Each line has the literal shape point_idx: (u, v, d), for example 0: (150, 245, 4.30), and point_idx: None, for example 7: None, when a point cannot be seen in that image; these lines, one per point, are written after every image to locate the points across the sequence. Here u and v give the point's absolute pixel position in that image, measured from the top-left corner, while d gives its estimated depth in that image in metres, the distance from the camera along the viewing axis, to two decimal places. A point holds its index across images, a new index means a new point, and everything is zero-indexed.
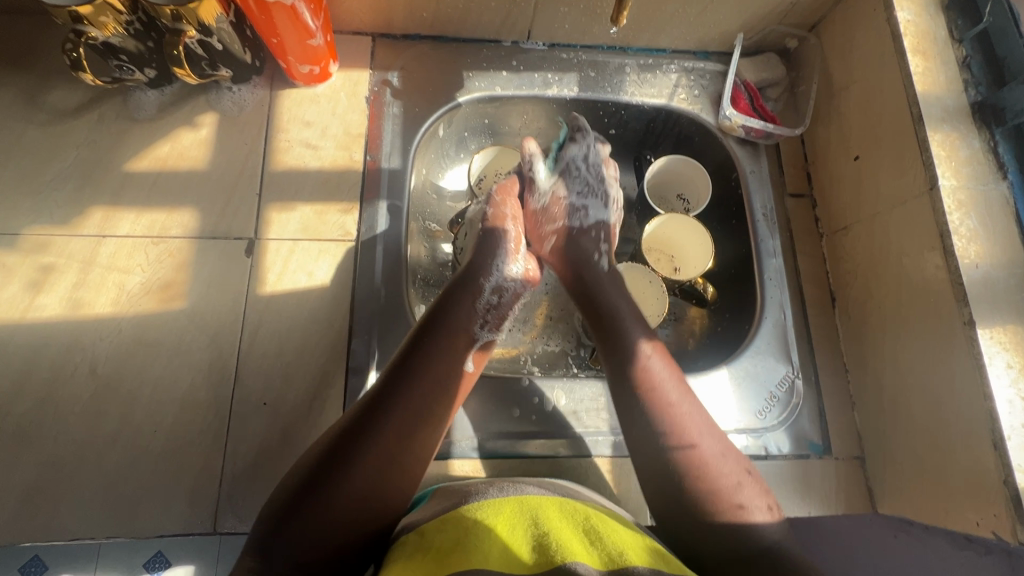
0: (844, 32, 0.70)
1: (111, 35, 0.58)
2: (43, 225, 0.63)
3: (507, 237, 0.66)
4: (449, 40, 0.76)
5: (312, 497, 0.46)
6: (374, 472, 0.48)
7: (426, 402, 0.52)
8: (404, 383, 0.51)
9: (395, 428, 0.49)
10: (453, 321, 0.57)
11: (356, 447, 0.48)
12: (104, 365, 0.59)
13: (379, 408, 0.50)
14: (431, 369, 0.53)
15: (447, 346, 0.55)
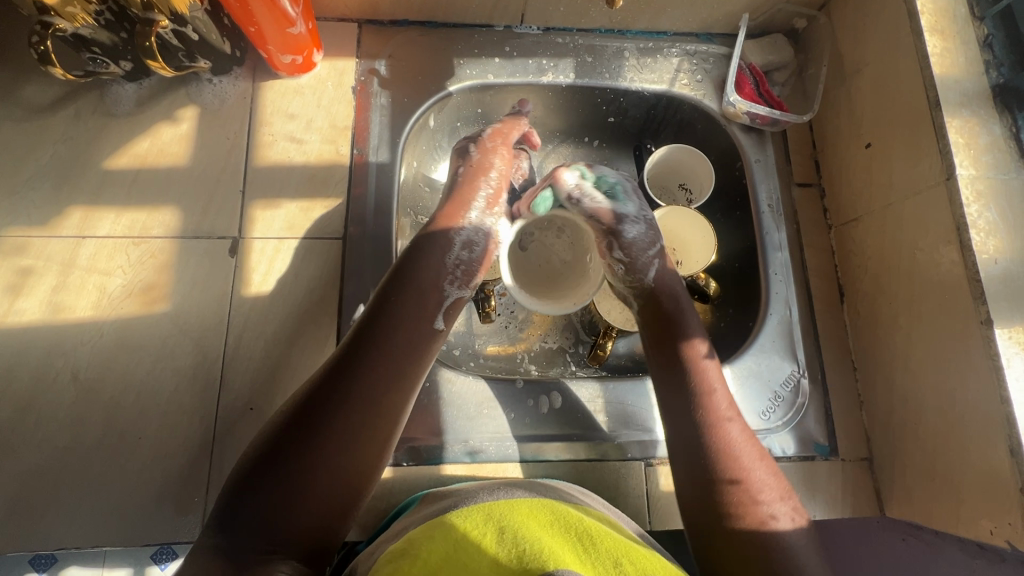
0: (856, 11, 0.66)
1: (81, 27, 0.55)
2: (20, 226, 0.61)
3: (485, 185, 0.64)
4: (439, 25, 0.73)
5: (268, 477, 0.44)
6: (334, 446, 0.46)
7: (384, 372, 0.50)
8: (370, 349, 0.50)
9: (353, 400, 0.48)
10: (417, 290, 0.55)
11: (313, 423, 0.46)
12: (87, 371, 0.58)
13: (336, 384, 0.48)
14: (387, 340, 0.51)
15: (406, 315, 0.53)
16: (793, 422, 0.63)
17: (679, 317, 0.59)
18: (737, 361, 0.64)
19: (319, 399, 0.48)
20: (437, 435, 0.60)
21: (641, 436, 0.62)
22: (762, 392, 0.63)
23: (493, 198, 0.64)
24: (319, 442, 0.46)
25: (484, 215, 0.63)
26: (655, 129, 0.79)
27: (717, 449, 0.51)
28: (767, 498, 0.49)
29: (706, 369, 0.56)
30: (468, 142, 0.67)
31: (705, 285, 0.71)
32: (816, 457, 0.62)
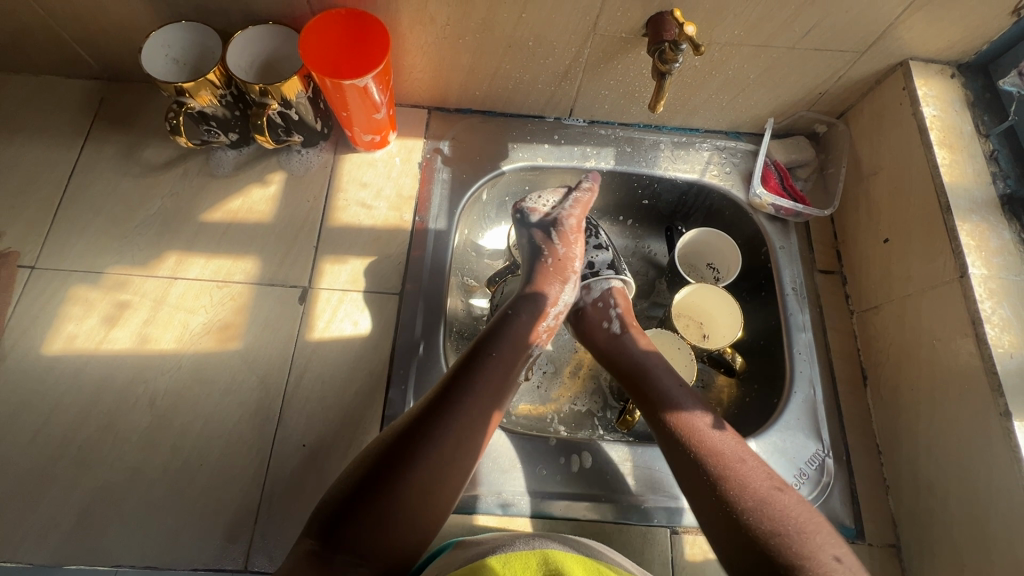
0: (872, 121, 0.74)
1: (206, 105, 0.66)
2: (124, 265, 0.70)
3: (570, 276, 0.73)
4: (497, 114, 0.83)
5: (365, 497, 0.49)
6: (427, 475, 0.51)
7: (477, 413, 0.56)
8: (463, 390, 0.56)
9: (447, 434, 0.53)
10: (510, 343, 0.63)
11: (412, 450, 0.52)
12: (162, 399, 0.64)
13: (429, 415, 0.54)
14: (480, 384, 0.57)
15: (502, 361, 0.61)
16: (818, 501, 0.64)
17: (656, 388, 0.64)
18: (763, 436, 0.67)
19: (411, 428, 0.53)
20: (471, 485, 0.63)
21: (668, 502, 0.64)
22: (787, 468, 0.65)
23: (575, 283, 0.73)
24: (410, 469, 0.51)
25: (569, 293, 0.72)
26: (686, 213, 0.87)
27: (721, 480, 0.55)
28: (780, 522, 0.51)
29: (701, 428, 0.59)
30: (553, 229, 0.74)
31: (732, 359, 0.75)
32: (842, 539, 0.63)
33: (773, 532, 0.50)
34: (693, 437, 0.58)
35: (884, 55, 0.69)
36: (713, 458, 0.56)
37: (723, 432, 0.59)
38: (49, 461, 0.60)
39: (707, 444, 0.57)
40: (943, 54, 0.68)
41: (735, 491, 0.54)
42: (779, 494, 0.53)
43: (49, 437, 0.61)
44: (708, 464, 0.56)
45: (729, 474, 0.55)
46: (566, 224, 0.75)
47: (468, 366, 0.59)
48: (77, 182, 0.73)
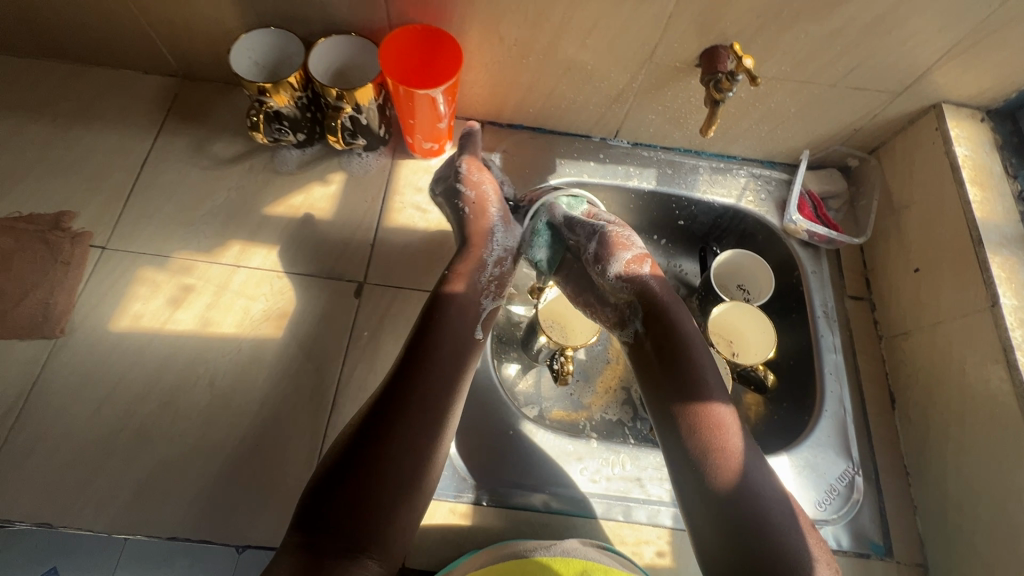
0: (904, 158, 0.78)
1: (283, 106, 0.71)
2: (190, 251, 0.73)
3: (493, 212, 0.74)
4: (546, 131, 0.87)
5: (339, 490, 0.49)
6: (409, 461, 0.52)
7: (439, 389, 0.56)
8: (415, 367, 0.57)
9: (417, 417, 0.54)
10: (449, 345, 0.60)
11: (377, 434, 0.52)
12: (222, 380, 0.66)
13: (401, 408, 0.53)
14: (436, 374, 0.57)
15: (448, 362, 0.59)
16: (848, 516, 0.66)
17: (685, 360, 0.60)
18: (794, 451, 0.70)
19: (381, 423, 0.52)
20: (515, 480, 0.65)
21: None
22: (818, 482, 0.68)
23: (505, 215, 0.75)
24: (393, 461, 0.51)
25: (505, 232, 0.74)
26: (719, 235, 0.91)
27: (715, 471, 0.53)
28: (764, 500, 0.52)
29: (726, 425, 0.56)
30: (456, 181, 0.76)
31: (763, 376, 0.78)
32: (871, 554, 0.65)
33: (761, 509, 0.52)
34: (705, 416, 0.56)
35: (919, 97, 0.73)
36: (711, 436, 0.55)
37: (737, 429, 0.56)
38: (111, 433, 0.62)
39: (713, 421, 0.56)
40: (975, 99, 0.73)
41: (729, 468, 0.53)
42: (764, 472, 0.54)
43: (112, 410, 0.63)
44: (710, 441, 0.55)
45: (722, 449, 0.54)
46: (464, 171, 0.76)
47: (409, 366, 0.57)
48: (150, 171, 0.77)
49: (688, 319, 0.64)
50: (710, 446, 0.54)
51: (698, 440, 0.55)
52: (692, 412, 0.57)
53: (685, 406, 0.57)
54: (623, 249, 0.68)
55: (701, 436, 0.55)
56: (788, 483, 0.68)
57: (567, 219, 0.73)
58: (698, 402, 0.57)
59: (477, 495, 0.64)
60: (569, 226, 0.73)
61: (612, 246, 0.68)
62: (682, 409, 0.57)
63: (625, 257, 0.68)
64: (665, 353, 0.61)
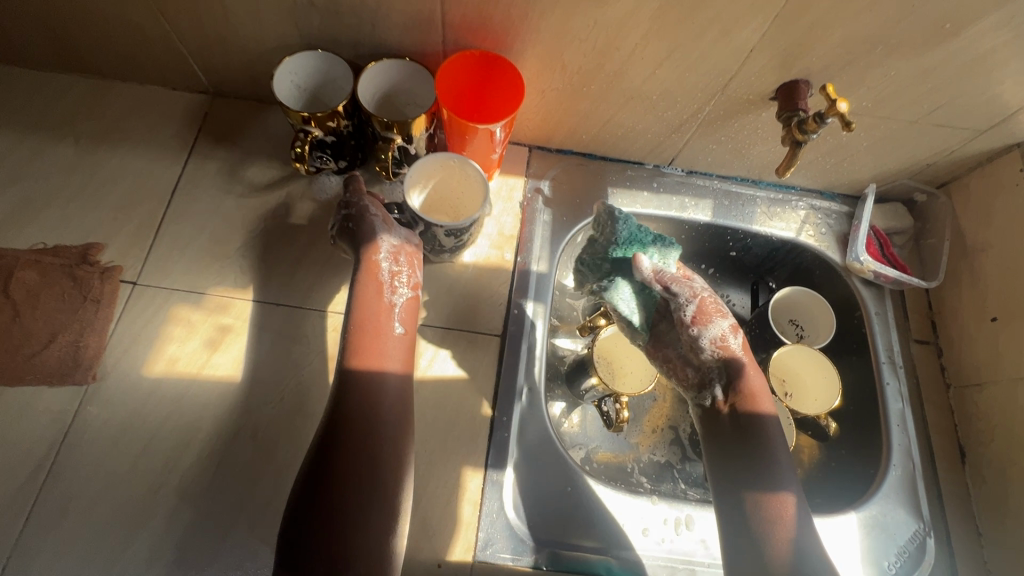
0: (980, 197, 0.74)
1: (327, 134, 0.66)
2: (227, 287, 0.69)
3: (380, 243, 0.63)
4: (596, 158, 0.83)
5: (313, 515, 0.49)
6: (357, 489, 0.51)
7: (360, 408, 0.54)
8: (352, 384, 0.55)
9: (363, 437, 0.53)
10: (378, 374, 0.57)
11: (331, 457, 0.51)
12: (264, 431, 0.62)
13: (358, 445, 0.52)
14: (368, 405, 0.55)
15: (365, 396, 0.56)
16: None
17: (760, 438, 0.62)
18: (863, 509, 0.66)
19: (336, 460, 0.51)
20: (575, 542, 0.62)
21: None
22: (889, 544, 0.65)
23: (387, 221, 0.64)
24: (362, 495, 0.51)
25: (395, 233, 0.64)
26: (774, 269, 0.87)
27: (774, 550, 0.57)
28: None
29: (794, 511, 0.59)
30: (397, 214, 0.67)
31: (826, 425, 0.73)
32: None
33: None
34: (774, 495, 0.59)
35: (1004, 135, 0.69)
36: (779, 517, 0.58)
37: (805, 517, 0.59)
38: (150, 489, 0.59)
39: (782, 500, 0.59)
40: None
41: (792, 550, 0.56)
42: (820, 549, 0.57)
43: (150, 463, 0.59)
44: (777, 521, 0.58)
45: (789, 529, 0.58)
46: (356, 202, 0.65)
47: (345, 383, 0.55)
48: (181, 198, 0.73)
49: (765, 394, 0.65)
50: (781, 535, 0.57)
51: (767, 518, 0.58)
52: (767, 490, 0.60)
53: (756, 482, 0.60)
54: (723, 323, 0.67)
55: (773, 523, 0.58)
56: (857, 544, 0.65)
57: (666, 279, 0.68)
58: (770, 480, 0.60)
59: (536, 558, 0.60)
60: (664, 287, 0.67)
61: (715, 318, 0.67)
62: (756, 484, 0.60)
63: (717, 327, 0.66)
64: (742, 425, 0.63)
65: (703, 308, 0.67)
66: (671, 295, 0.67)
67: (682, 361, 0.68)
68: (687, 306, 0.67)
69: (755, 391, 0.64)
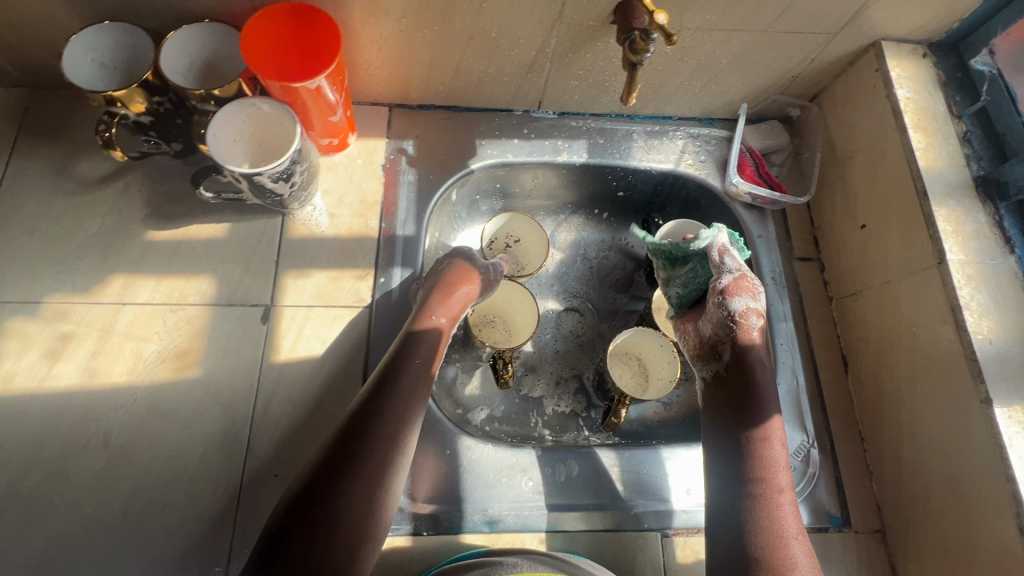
0: (845, 104, 0.72)
1: (141, 113, 0.61)
2: (64, 293, 0.64)
3: None
4: (462, 109, 0.79)
5: (360, 438, 0.52)
6: (386, 418, 0.54)
7: (420, 360, 0.59)
8: (425, 338, 0.60)
9: (410, 374, 0.57)
10: (409, 371, 0.57)
11: (384, 391, 0.55)
12: (118, 437, 0.59)
13: (405, 393, 0.56)
14: (415, 390, 0.57)
15: (406, 394, 0.56)
16: (805, 493, 0.64)
17: (758, 378, 0.60)
18: None
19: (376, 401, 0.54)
20: (455, 503, 0.60)
21: (659, 505, 0.63)
22: None
23: None
24: (375, 433, 0.52)
25: None
26: (662, 204, 0.84)
27: (750, 474, 0.55)
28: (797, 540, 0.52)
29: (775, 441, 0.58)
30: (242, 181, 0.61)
31: None
32: (829, 528, 0.63)
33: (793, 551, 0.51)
34: (761, 441, 0.57)
35: (857, 36, 0.67)
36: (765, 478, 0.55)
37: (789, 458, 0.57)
38: None
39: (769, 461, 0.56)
40: (915, 33, 0.67)
41: (771, 506, 0.53)
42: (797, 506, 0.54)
43: None
44: (759, 464, 0.56)
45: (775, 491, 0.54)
46: None
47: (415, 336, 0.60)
48: (4, 204, 0.67)
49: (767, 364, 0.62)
50: (758, 462, 0.56)
51: (753, 480, 0.55)
52: (755, 421, 0.58)
53: (745, 412, 0.59)
54: (750, 304, 0.64)
55: (754, 453, 0.56)
56: None
57: (719, 251, 0.66)
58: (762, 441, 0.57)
59: (416, 525, 0.59)
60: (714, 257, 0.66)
61: (746, 296, 0.64)
62: (749, 412, 0.59)
63: (746, 302, 0.63)
64: (737, 385, 0.61)
65: (746, 287, 0.64)
66: (717, 266, 0.66)
67: (698, 330, 0.67)
68: (733, 279, 0.64)
69: (758, 367, 0.61)
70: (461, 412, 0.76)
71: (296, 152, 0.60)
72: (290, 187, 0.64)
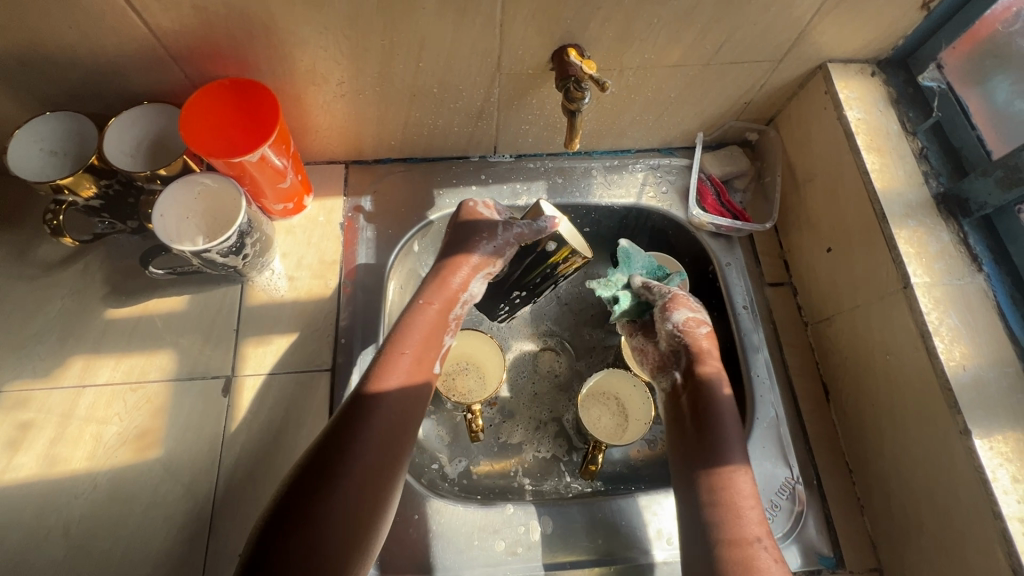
0: (800, 127, 0.72)
1: (90, 198, 0.61)
2: (24, 379, 0.64)
3: None
4: (418, 160, 0.79)
5: (313, 493, 0.47)
6: (350, 470, 0.49)
7: (395, 402, 0.54)
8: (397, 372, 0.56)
9: (376, 421, 0.52)
10: (386, 406, 0.53)
11: (347, 438, 0.50)
12: (78, 526, 0.58)
13: (370, 442, 0.51)
14: (380, 428, 0.52)
15: (370, 459, 0.50)
16: (795, 533, 0.60)
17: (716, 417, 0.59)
18: None
19: (334, 450, 0.50)
20: (425, 571, 0.58)
21: (639, 558, 0.60)
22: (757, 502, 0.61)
23: None
24: (332, 485, 0.48)
25: None
26: (630, 237, 0.83)
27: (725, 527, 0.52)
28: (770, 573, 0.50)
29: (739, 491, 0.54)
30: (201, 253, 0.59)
31: None
32: (822, 570, 0.59)
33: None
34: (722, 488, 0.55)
35: (802, 59, 0.66)
36: (726, 525, 0.53)
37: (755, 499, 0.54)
38: None
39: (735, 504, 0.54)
40: (860, 53, 0.66)
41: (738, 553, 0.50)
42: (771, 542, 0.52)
43: None
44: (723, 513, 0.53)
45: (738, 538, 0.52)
46: None
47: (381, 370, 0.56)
48: None
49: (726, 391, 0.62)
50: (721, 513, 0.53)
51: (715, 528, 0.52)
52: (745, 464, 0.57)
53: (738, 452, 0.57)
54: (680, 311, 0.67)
55: (716, 501, 0.54)
56: None
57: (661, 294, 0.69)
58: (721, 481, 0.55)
59: None
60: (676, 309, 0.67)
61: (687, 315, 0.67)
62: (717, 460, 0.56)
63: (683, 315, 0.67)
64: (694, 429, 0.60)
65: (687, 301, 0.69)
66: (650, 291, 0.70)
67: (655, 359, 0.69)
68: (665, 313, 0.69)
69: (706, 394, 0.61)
70: (437, 467, 0.74)
71: (243, 224, 0.61)
72: (244, 257, 0.64)
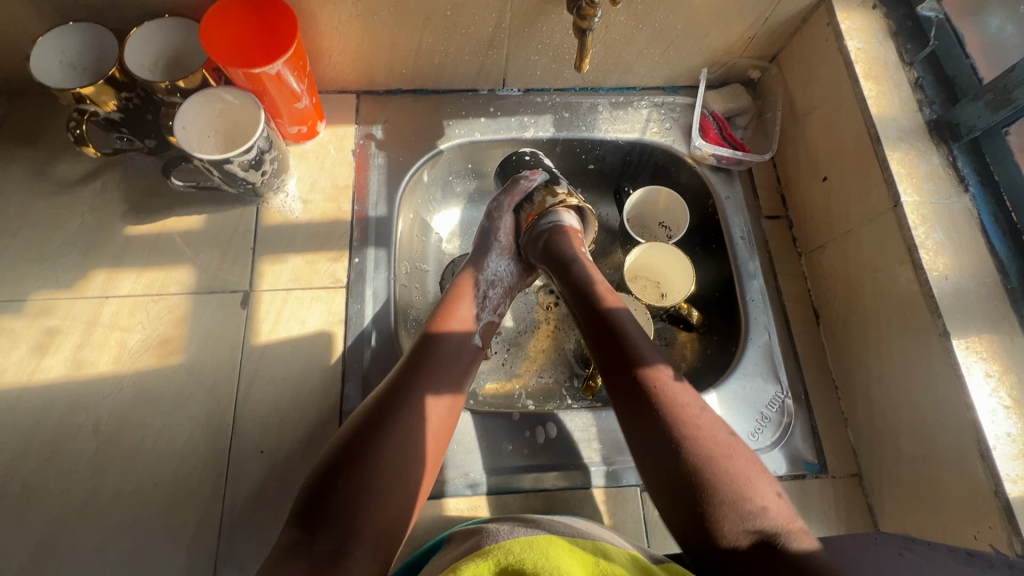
0: (802, 62, 0.74)
1: (111, 111, 0.63)
2: (49, 290, 0.66)
3: None
4: (429, 92, 0.80)
5: (359, 452, 0.51)
6: (397, 432, 0.52)
7: (440, 366, 0.58)
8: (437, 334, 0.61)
9: (423, 383, 0.56)
10: (438, 365, 0.58)
11: (397, 399, 0.54)
12: (108, 423, 0.61)
13: (413, 403, 0.54)
14: (427, 385, 0.56)
15: (413, 420, 0.54)
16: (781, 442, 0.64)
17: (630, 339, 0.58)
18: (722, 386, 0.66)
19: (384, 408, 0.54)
20: (438, 469, 0.62)
21: (636, 461, 0.64)
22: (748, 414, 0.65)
23: None
24: (379, 444, 0.51)
25: None
26: (633, 174, 0.85)
27: (699, 432, 0.50)
28: (744, 459, 0.49)
29: (682, 391, 0.54)
30: (225, 163, 0.61)
31: (688, 314, 0.76)
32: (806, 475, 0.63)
33: (767, 522, 0.46)
34: (667, 397, 0.53)
35: None
36: (704, 431, 0.51)
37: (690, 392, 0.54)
38: None
39: (679, 400, 0.53)
40: None
41: (713, 456, 0.49)
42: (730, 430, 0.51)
43: None
44: (680, 421, 0.52)
45: (705, 441, 0.50)
46: None
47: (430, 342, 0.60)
48: None
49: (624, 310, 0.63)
50: (681, 421, 0.51)
51: (688, 440, 0.50)
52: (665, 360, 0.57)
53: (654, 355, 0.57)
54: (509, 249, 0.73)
55: (671, 412, 0.52)
56: None
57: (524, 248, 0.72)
58: (659, 386, 0.54)
59: None
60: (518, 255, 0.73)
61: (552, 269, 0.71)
62: (645, 370, 0.56)
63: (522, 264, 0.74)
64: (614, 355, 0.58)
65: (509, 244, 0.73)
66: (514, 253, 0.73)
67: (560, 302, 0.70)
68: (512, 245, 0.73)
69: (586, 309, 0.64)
70: None
71: (261, 139, 0.62)
72: (262, 174, 0.66)
